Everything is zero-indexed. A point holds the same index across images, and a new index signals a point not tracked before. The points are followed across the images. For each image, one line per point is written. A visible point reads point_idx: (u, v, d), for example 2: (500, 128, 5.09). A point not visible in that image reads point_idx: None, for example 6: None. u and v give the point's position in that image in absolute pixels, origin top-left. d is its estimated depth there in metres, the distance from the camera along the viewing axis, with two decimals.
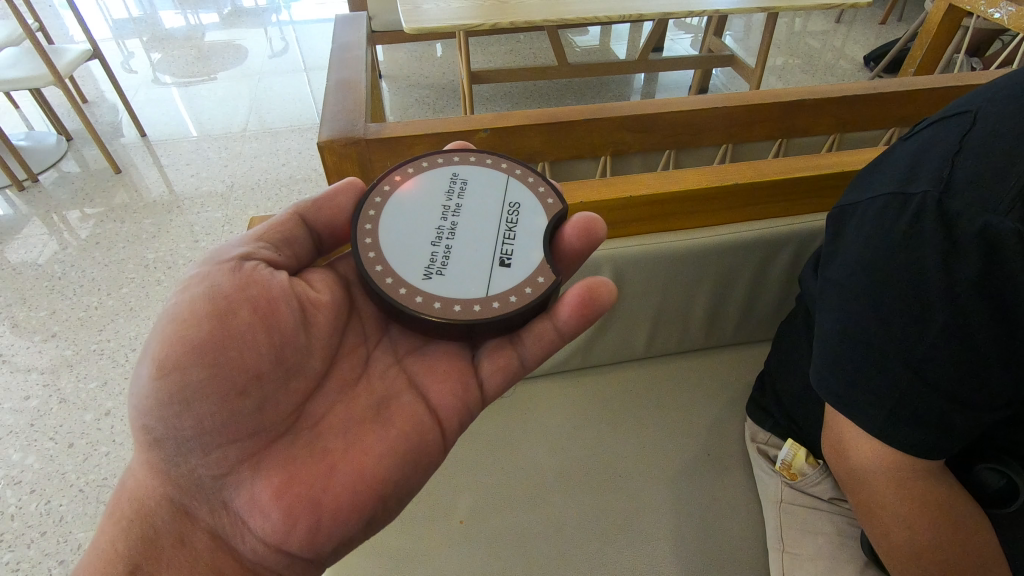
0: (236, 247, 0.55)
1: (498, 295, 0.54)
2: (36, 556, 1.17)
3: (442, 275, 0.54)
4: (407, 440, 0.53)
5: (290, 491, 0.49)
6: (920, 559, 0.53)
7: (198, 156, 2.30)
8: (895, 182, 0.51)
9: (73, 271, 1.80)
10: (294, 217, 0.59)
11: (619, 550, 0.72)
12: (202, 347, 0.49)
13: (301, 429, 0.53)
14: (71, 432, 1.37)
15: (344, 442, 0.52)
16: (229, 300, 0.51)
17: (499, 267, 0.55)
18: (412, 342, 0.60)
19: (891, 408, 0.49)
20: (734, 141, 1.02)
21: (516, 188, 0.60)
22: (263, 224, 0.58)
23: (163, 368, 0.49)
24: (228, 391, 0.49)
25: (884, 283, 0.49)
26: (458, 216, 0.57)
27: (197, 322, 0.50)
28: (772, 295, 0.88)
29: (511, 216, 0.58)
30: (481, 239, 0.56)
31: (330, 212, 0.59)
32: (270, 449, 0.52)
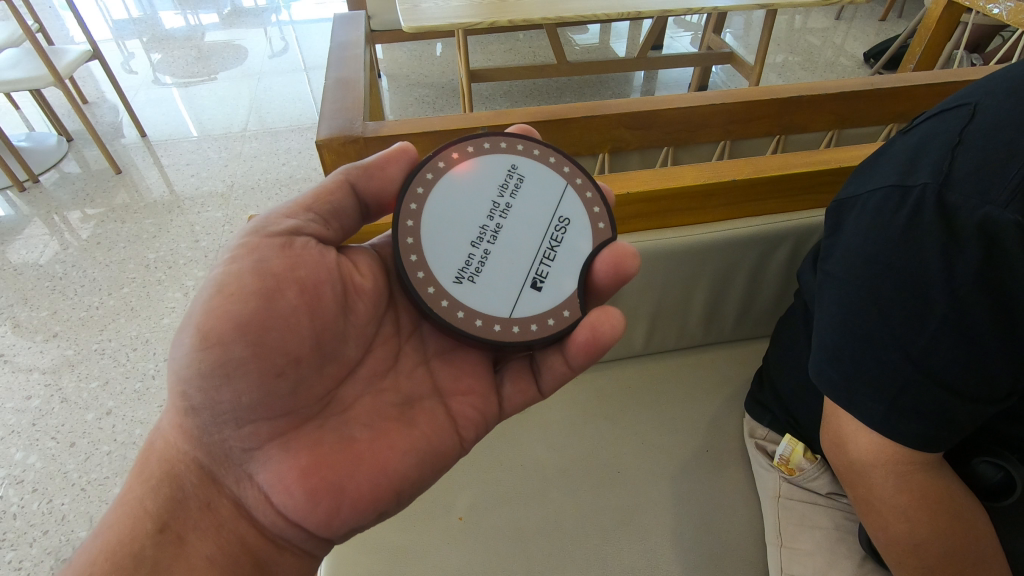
0: (282, 217, 0.51)
1: (522, 322, 0.55)
2: (38, 555, 1.17)
3: (473, 283, 0.54)
4: (429, 443, 0.52)
5: (317, 474, 0.48)
6: (917, 553, 0.53)
7: (198, 156, 2.30)
8: (894, 174, 0.51)
9: (75, 271, 1.81)
10: (342, 184, 0.54)
11: (618, 546, 0.72)
12: (248, 325, 0.47)
13: (332, 416, 0.52)
14: (73, 432, 1.38)
15: (371, 430, 0.51)
16: (276, 279, 0.49)
17: (529, 290, 0.55)
18: (446, 343, 0.58)
19: (890, 401, 0.49)
20: (732, 137, 1.02)
21: (571, 199, 0.57)
22: (309, 190, 0.53)
23: (207, 340, 0.47)
24: (269, 370, 0.48)
25: (884, 275, 0.49)
26: (505, 218, 0.55)
27: (245, 297, 0.48)
28: (770, 291, 0.88)
29: (556, 233, 0.56)
30: (520, 252, 0.55)
31: (380, 181, 0.54)
32: (298, 433, 0.50)
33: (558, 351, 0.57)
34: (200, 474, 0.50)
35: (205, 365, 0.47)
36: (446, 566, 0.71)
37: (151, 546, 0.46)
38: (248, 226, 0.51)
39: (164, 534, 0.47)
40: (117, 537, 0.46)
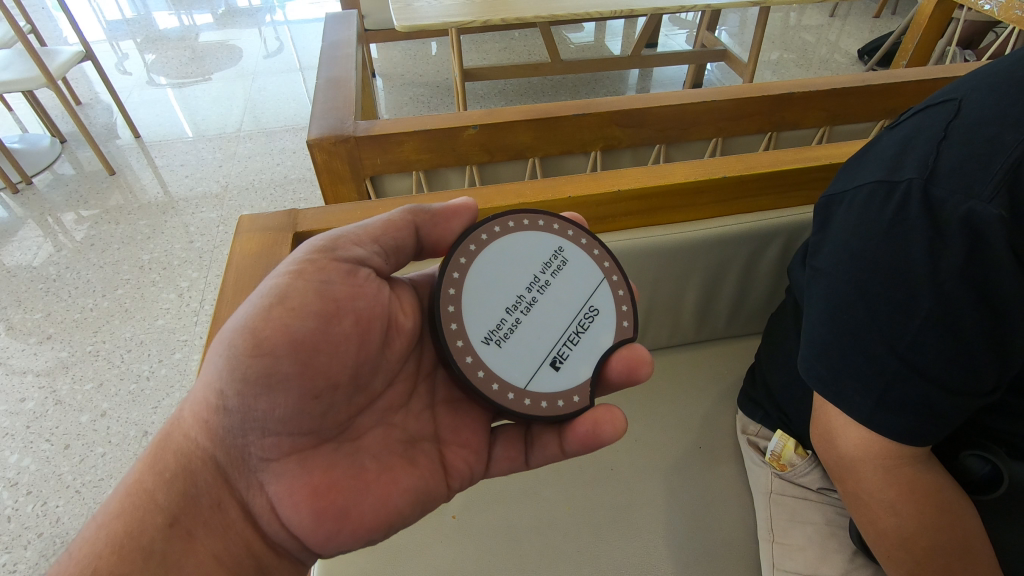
0: (350, 242, 0.50)
1: (535, 395, 0.52)
2: (33, 557, 1.17)
3: (500, 346, 0.52)
4: (425, 487, 0.51)
5: (326, 496, 0.46)
6: (905, 547, 0.53)
7: (192, 157, 2.30)
8: (880, 170, 0.51)
9: (68, 273, 1.80)
10: (411, 225, 0.53)
11: (612, 544, 0.72)
12: (303, 345, 0.46)
13: (349, 445, 0.50)
14: (68, 433, 1.38)
15: (379, 463, 0.49)
16: (336, 303, 0.48)
17: (547, 368, 0.53)
18: (455, 392, 0.57)
19: (878, 396, 0.49)
20: (724, 135, 1.02)
21: (605, 294, 0.56)
22: (381, 220, 0.53)
23: (258, 350, 0.45)
24: (311, 391, 0.46)
25: (872, 271, 0.49)
26: (541, 295, 0.54)
27: (304, 316, 0.46)
28: (762, 289, 0.88)
29: (584, 321, 0.55)
30: (548, 330, 0.53)
31: (443, 230, 0.54)
32: (311, 456, 0.48)
33: (555, 432, 0.55)
34: (212, 472, 0.46)
35: (232, 371, 0.45)
36: (439, 565, 0.71)
37: (160, 540, 0.42)
38: (318, 242, 0.50)
39: (174, 529, 0.43)
40: (123, 527, 0.41)
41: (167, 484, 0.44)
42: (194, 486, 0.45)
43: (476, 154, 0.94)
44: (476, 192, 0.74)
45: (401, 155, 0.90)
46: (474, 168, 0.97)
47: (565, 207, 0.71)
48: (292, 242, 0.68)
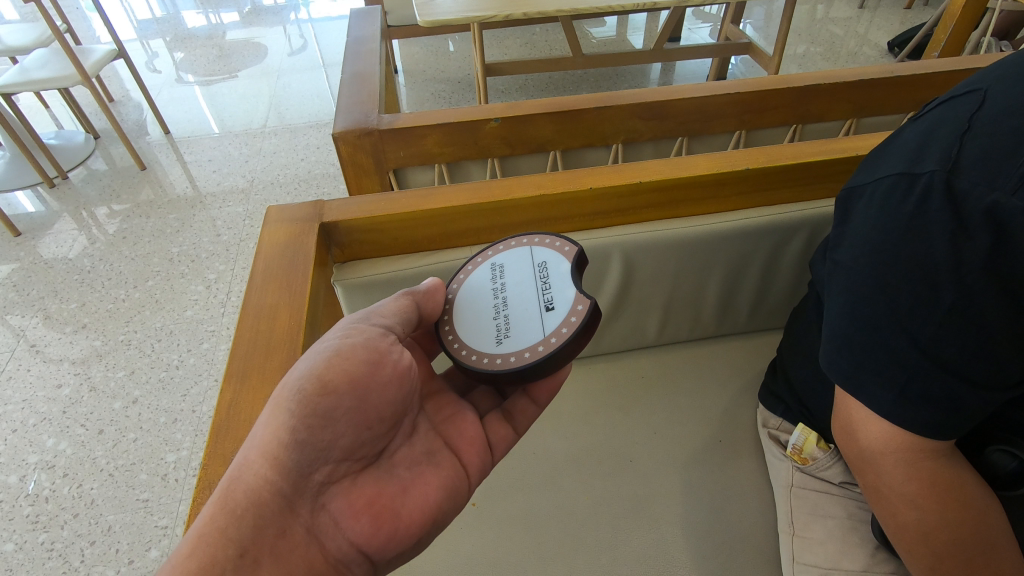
0: (378, 315, 0.51)
1: (553, 330, 0.52)
2: (68, 536, 1.22)
3: (511, 338, 0.54)
4: (455, 479, 0.52)
5: (378, 501, 0.47)
6: (930, 541, 0.51)
7: (219, 152, 2.35)
8: (901, 163, 0.50)
9: (102, 265, 1.86)
10: (414, 307, 0.55)
11: (630, 536, 0.73)
12: (360, 379, 0.46)
13: (382, 458, 0.50)
14: (102, 419, 1.42)
15: (413, 470, 0.50)
16: (384, 346, 0.49)
17: (546, 313, 0.54)
18: (448, 412, 0.57)
19: (898, 390, 0.49)
20: (747, 128, 1.01)
21: (541, 249, 0.59)
22: (393, 301, 0.54)
23: (326, 389, 0.45)
24: (365, 418, 0.47)
25: (890, 264, 0.48)
26: (506, 292, 0.57)
27: (357, 360, 0.46)
28: (785, 283, 0.87)
29: (542, 272, 0.57)
30: (526, 298, 0.56)
31: (433, 307, 0.57)
32: (360, 475, 0.48)
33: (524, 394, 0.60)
34: (263, 484, 0.43)
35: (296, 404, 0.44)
36: (457, 551, 0.72)
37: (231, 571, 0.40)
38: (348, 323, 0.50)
39: (244, 561, 0.41)
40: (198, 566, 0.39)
41: (228, 527, 0.41)
42: (261, 507, 0.43)
43: (498, 148, 0.95)
44: (497, 184, 0.75)
45: (424, 148, 0.91)
46: (497, 161, 0.97)
47: (587, 199, 0.74)
48: (318, 231, 0.70)
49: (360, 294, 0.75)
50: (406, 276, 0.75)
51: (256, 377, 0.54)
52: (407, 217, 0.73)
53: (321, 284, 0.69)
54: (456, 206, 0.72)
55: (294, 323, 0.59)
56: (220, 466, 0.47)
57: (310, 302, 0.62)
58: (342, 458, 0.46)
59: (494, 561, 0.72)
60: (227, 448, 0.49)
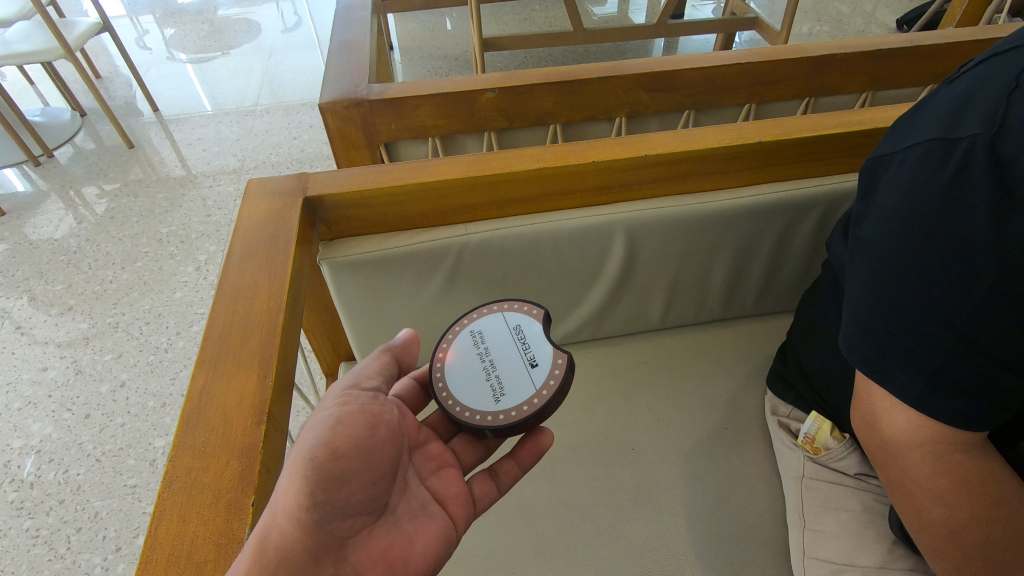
0: (363, 377, 0.48)
1: (541, 384, 0.53)
2: (54, 523, 1.19)
3: (505, 396, 0.53)
4: (452, 532, 0.49)
5: (387, 555, 0.44)
6: (957, 540, 0.48)
7: (210, 131, 2.29)
8: (936, 127, 0.45)
9: (89, 245, 1.81)
10: (392, 362, 0.52)
11: (632, 528, 0.69)
12: (364, 443, 0.43)
13: (386, 514, 0.46)
14: (88, 403, 1.39)
15: (415, 523, 0.47)
16: (379, 410, 0.46)
17: (531, 370, 0.54)
18: (437, 462, 0.53)
19: (928, 376, 0.45)
20: (758, 101, 0.96)
21: (513, 312, 0.58)
22: (371, 360, 0.51)
23: (337, 453, 0.41)
24: (371, 476, 0.43)
25: (922, 240, 0.44)
26: (489, 355, 0.56)
27: (361, 422, 0.43)
28: (796, 264, 0.83)
29: (518, 333, 0.57)
30: (508, 360, 0.55)
31: (411, 361, 0.54)
32: (371, 530, 0.44)
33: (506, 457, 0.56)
34: (290, 545, 0.38)
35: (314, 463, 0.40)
36: None
37: None
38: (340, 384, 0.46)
39: None
40: None
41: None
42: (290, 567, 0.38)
43: (495, 120, 0.90)
44: (493, 156, 0.71)
45: (416, 120, 0.86)
46: (494, 135, 0.92)
47: (590, 172, 0.69)
48: (301, 206, 0.65)
49: (348, 274, 0.71)
50: (397, 255, 0.71)
51: (231, 362, 0.50)
52: (397, 192, 0.68)
53: (305, 262, 0.64)
54: (449, 179, 0.67)
55: (274, 303, 0.55)
56: (189, 458, 0.43)
57: (291, 281, 0.58)
58: (354, 517, 0.42)
59: (490, 554, 0.68)
60: (197, 437, 0.45)
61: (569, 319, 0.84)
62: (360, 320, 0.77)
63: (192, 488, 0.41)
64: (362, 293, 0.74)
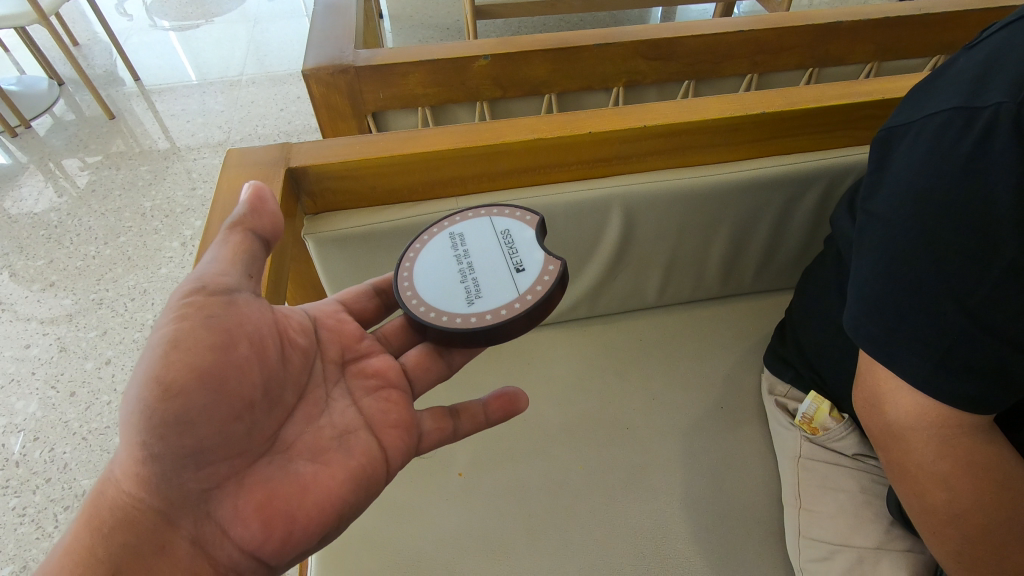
0: (209, 277, 0.44)
1: (526, 289, 0.52)
2: (41, 502, 1.17)
3: (482, 298, 0.53)
4: (369, 465, 0.47)
5: (270, 501, 0.42)
6: (959, 524, 0.47)
7: (194, 102, 2.22)
8: (957, 97, 0.43)
9: (70, 219, 1.76)
10: (255, 241, 0.48)
11: (626, 508, 0.69)
12: (206, 370, 0.41)
13: (273, 452, 0.45)
14: (73, 381, 1.36)
15: (316, 461, 0.46)
16: (221, 330, 0.42)
17: (517, 275, 0.54)
18: (374, 381, 0.53)
19: (939, 357, 0.43)
20: (760, 71, 0.93)
21: (503, 219, 0.58)
22: (223, 247, 0.47)
23: (167, 390, 0.39)
24: (227, 410, 0.42)
25: (939, 214, 0.42)
26: (471, 260, 0.56)
27: (199, 346, 0.41)
28: (796, 240, 0.81)
29: (506, 238, 0.57)
30: (492, 263, 0.55)
31: (270, 227, 0.49)
32: (247, 472, 0.43)
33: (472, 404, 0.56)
34: (129, 500, 0.39)
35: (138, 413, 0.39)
36: (443, 524, 0.68)
37: None
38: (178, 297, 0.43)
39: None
40: None
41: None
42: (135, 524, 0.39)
43: (488, 90, 0.86)
44: (488, 126, 0.67)
45: (405, 88, 0.83)
46: (486, 105, 0.89)
47: (589, 143, 0.67)
48: (284, 178, 0.62)
49: (334, 249, 0.68)
50: (385, 230, 0.68)
51: None
52: (386, 164, 0.65)
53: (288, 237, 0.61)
54: (442, 150, 0.64)
55: None
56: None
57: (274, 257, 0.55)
58: (220, 458, 0.42)
59: (482, 535, 0.67)
60: None
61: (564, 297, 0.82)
62: None
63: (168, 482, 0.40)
64: (348, 269, 0.71)
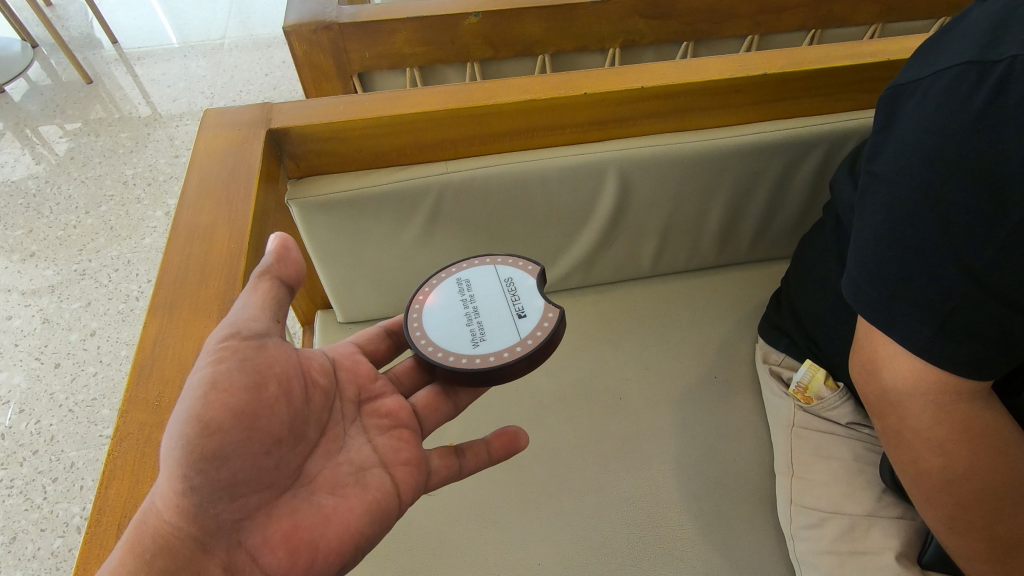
0: (242, 321, 0.41)
1: (526, 335, 0.51)
2: (29, 473, 1.16)
3: (485, 342, 0.51)
4: (388, 502, 0.44)
5: (295, 535, 0.40)
6: (951, 491, 0.46)
7: (175, 66, 2.14)
8: (969, 51, 0.41)
9: (49, 188, 1.71)
10: (281, 287, 0.45)
11: (619, 476, 0.68)
12: (243, 410, 0.38)
13: (298, 486, 0.42)
14: (58, 352, 1.34)
15: (336, 495, 0.43)
16: (256, 367, 0.40)
17: (518, 320, 0.52)
18: (389, 420, 0.49)
19: (939, 322, 0.42)
20: (761, 32, 0.90)
21: (506, 265, 0.57)
22: (253, 292, 0.43)
23: (205, 429, 0.36)
24: (261, 446, 0.39)
25: (947, 175, 0.41)
26: (475, 302, 0.54)
27: (235, 387, 0.38)
28: (794, 207, 0.79)
29: (509, 284, 0.55)
30: (496, 308, 0.54)
31: (296, 270, 0.46)
32: (274, 506, 0.40)
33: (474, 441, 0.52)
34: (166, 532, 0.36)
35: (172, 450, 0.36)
36: (434, 493, 0.68)
37: None
38: (213, 335, 0.40)
39: None
40: None
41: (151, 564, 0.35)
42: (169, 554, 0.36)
43: (478, 49, 0.83)
44: (478, 86, 0.65)
45: (392, 47, 0.79)
46: (477, 65, 0.85)
47: (584, 104, 0.64)
48: (265, 139, 0.59)
49: (320, 215, 0.66)
50: (372, 195, 0.65)
51: (187, 308, 0.46)
52: (371, 125, 0.62)
53: (270, 202, 0.59)
54: (430, 111, 0.61)
55: (233, 245, 0.50)
56: (142, 412, 0.40)
57: (255, 221, 0.53)
58: (251, 491, 0.39)
59: (474, 504, 0.67)
60: (150, 391, 0.41)
61: (557, 265, 0.80)
62: (334, 266, 0.72)
63: (144, 447, 0.39)
64: (334, 236, 0.68)
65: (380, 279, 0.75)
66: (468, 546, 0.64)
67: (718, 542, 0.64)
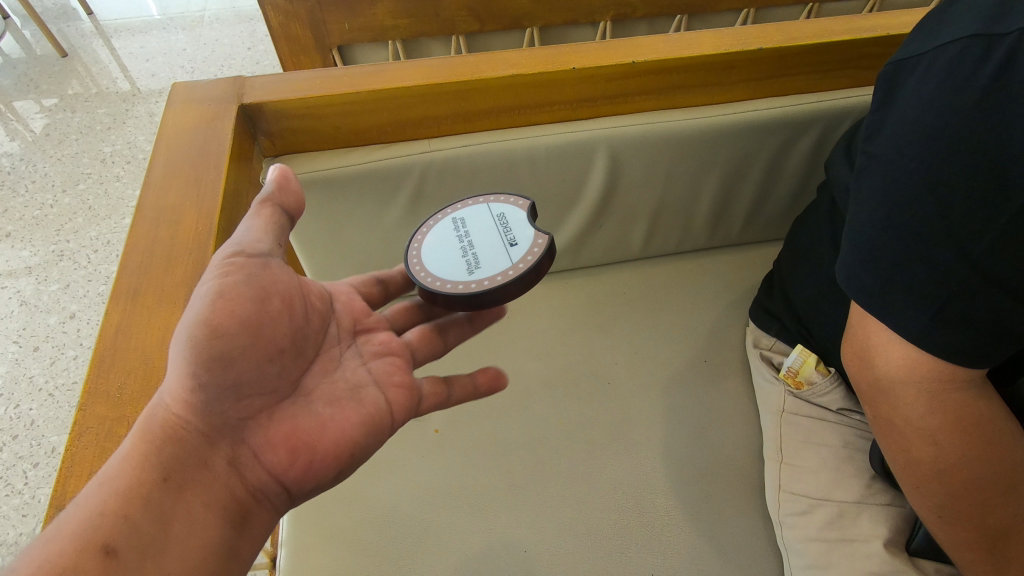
0: (247, 239, 0.40)
1: (518, 259, 0.49)
2: (9, 458, 1.14)
3: (479, 271, 0.49)
4: (381, 416, 0.44)
5: (294, 437, 0.40)
6: (942, 480, 0.45)
7: (154, 39, 2.07)
8: (975, 25, 0.39)
9: (24, 166, 1.66)
10: (282, 214, 0.44)
11: (606, 462, 0.67)
12: (249, 319, 0.38)
13: (298, 394, 0.42)
14: (36, 335, 1.31)
15: (333, 406, 0.43)
16: (264, 280, 0.40)
17: (510, 247, 0.50)
18: (384, 345, 0.49)
19: (936, 309, 0.41)
20: (757, 5, 0.87)
21: (498, 201, 0.54)
22: (255, 214, 0.43)
23: (213, 333, 0.37)
24: (264, 354, 0.39)
25: (948, 156, 0.39)
26: (468, 233, 0.52)
27: (242, 297, 0.38)
28: (788, 189, 0.77)
29: (501, 215, 0.52)
30: (488, 238, 0.51)
31: (297, 200, 0.45)
32: (275, 411, 0.41)
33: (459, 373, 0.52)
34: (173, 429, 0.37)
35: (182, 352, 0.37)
36: (419, 481, 0.67)
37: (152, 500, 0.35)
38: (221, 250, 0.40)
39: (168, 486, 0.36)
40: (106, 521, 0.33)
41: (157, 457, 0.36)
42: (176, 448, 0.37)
43: (464, 22, 0.79)
44: (461, 59, 0.62)
45: (373, 19, 0.76)
46: (462, 39, 0.82)
47: (571, 80, 0.61)
48: (237, 115, 0.57)
49: None
50: (351, 175, 0.63)
51: (152, 295, 0.43)
52: (348, 100, 0.59)
53: (244, 182, 0.56)
54: (411, 86, 0.58)
55: (201, 228, 0.47)
56: (102, 406, 0.38)
57: (226, 203, 0.50)
58: (255, 393, 0.39)
59: (460, 490, 0.66)
60: (113, 384, 0.39)
61: None
62: (314, 248, 0.69)
63: (107, 442, 0.37)
64: (313, 217, 0.66)
65: (363, 262, 0.73)
66: (453, 534, 0.64)
67: (706, 528, 0.64)
